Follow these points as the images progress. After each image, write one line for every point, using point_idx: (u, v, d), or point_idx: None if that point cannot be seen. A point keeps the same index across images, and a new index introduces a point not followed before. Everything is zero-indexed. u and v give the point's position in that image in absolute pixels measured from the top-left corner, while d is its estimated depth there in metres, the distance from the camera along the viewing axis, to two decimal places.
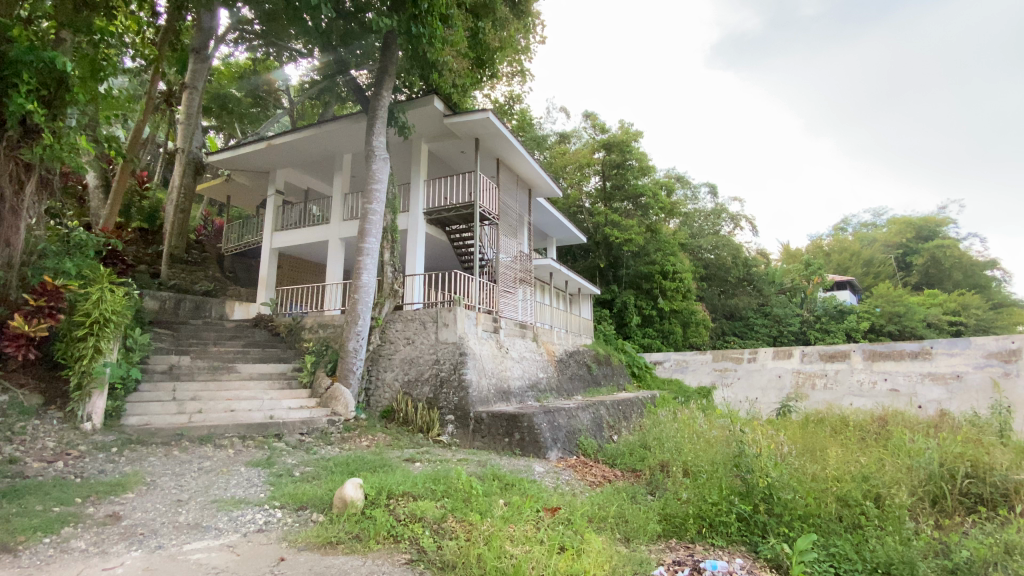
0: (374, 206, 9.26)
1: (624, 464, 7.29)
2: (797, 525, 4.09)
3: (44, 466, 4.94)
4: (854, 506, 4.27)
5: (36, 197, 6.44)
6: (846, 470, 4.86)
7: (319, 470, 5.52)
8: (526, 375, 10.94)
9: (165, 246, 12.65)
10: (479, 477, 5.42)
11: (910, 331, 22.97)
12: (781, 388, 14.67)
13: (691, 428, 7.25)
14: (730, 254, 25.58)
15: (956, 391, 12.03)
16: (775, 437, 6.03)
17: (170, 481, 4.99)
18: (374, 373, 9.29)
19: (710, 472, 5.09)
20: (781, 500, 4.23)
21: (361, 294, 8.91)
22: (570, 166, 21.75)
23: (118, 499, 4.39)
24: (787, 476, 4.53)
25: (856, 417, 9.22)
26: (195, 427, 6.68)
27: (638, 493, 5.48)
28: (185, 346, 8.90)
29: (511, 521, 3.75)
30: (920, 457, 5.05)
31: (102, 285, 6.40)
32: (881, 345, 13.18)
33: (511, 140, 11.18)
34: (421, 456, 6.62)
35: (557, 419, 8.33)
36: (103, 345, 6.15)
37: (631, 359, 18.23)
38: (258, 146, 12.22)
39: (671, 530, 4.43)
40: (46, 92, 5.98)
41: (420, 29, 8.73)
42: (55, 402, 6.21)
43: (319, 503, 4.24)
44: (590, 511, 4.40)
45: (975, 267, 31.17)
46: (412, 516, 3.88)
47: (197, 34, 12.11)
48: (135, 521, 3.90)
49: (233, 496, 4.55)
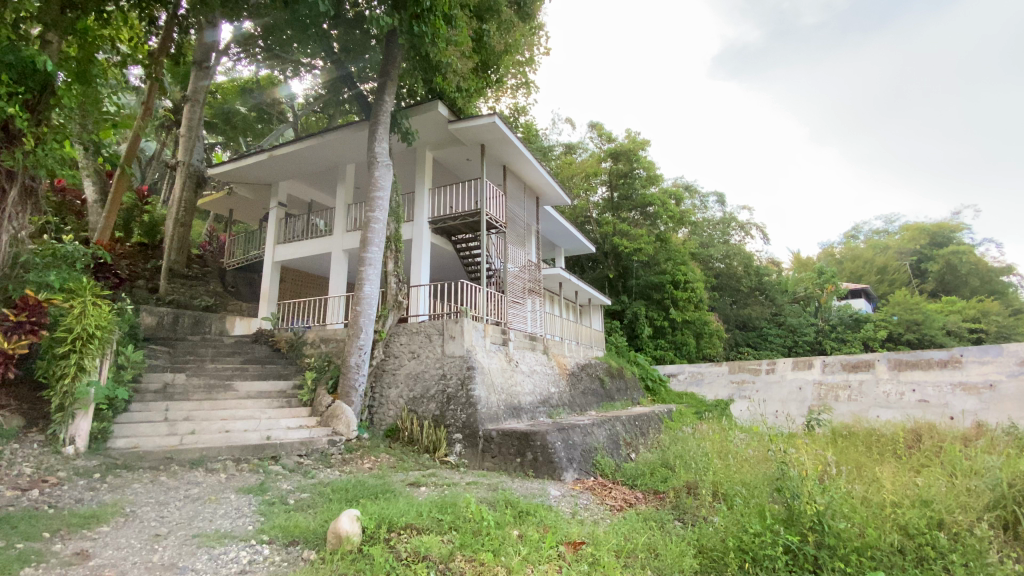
0: (376, 214, 8.87)
1: (646, 485, 6.72)
2: (856, 559, 3.54)
3: (17, 495, 4.49)
4: (918, 537, 3.77)
5: (19, 206, 6.03)
6: (903, 494, 4.37)
7: (316, 497, 5.07)
8: (537, 389, 10.45)
9: (164, 260, 12.32)
10: (490, 503, 4.91)
11: (931, 339, 22.21)
12: (803, 400, 14.04)
13: (719, 446, 6.78)
14: (740, 263, 24.93)
15: (991, 402, 11.36)
16: (821, 454, 5.50)
17: (152, 511, 4.54)
18: (378, 390, 8.85)
19: (750, 497, 4.58)
20: (834, 530, 3.65)
21: (363, 306, 8.49)
22: (578, 176, 21.16)
23: (91, 533, 3.95)
24: (838, 499, 3.96)
25: (886, 429, 8.64)
26: (186, 449, 6.27)
27: (666, 519, 4.98)
28: (181, 363, 8.50)
29: (527, 564, 3.29)
30: (985, 477, 4.51)
31: (86, 297, 6.04)
32: (907, 354, 12.57)
33: (517, 146, 10.83)
34: (427, 479, 6.16)
35: (572, 437, 7.80)
36: (86, 363, 5.73)
37: (645, 372, 17.61)
38: (259, 157, 11.95)
39: (709, 565, 3.95)
40: (30, 97, 5.84)
41: (423, 28, 8.33)
42: (37, 424, 5.83)
43: (312, 538, 3.78)
44: (617, 545, 3.93)
45: (994, 273, 30.31)
46: (415, 555, 3.37)
47: (198, 47, 11.95)
48: (103, 561, 3.45)
49: (217, 530, 4.08)
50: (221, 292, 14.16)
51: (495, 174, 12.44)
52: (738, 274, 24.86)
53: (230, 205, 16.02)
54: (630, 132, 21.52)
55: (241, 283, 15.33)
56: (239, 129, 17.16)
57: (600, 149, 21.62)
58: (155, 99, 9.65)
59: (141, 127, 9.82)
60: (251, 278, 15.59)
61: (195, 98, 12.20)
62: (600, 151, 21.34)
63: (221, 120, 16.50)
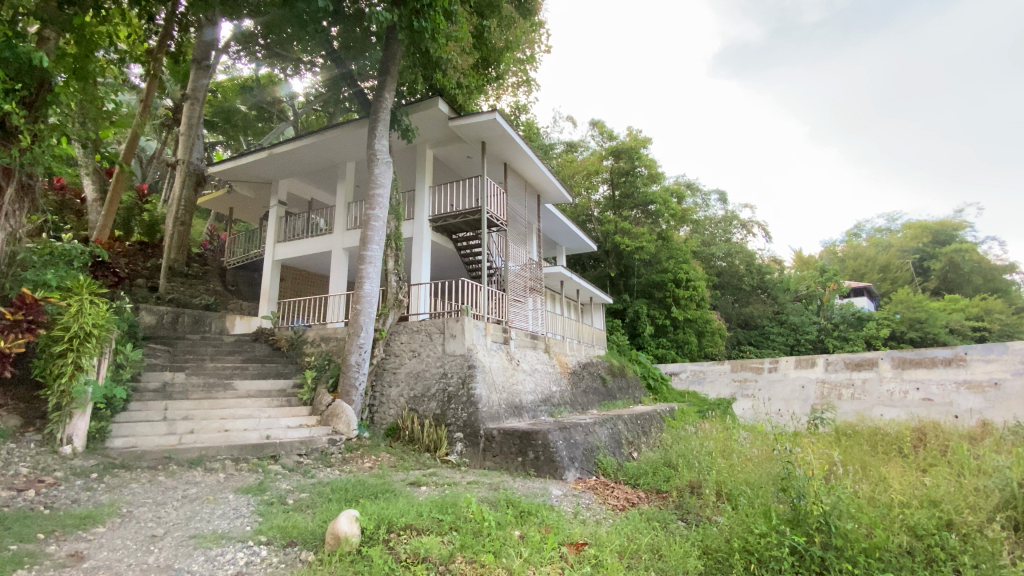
0: (376, 211, 8.80)
1: (648, 484, 6.65)
2: (863, 561, 3.46)
3: (13, 495, 4.44)
4: (926, 538, 3.71)
5: (16, 204, 5.99)
6: (909, 493, 4.30)
7: (315, 497, 5.02)
8: (538, 388, 10.38)
9: (163, 259, 12.26)
10: (491, 503, 4.85)
11: (934, 338, 22.10)
12: (806, 398, 13.96)
13: (721, 445, 6.73)
14: (743, 262, 24.75)
15: (995, 400, 11.27)
16: (827, 454, 5.44)
17: (149, 512, 4.48)
18: (378, 389, 8.80)
19: (754, 496, 4.52)
20: (841, 530, 3.57)
21: (364, 305, 8.43)
22: (579, 174, 20.92)
23: (86, 534, 3.90)
24: (845, 499, 3.90)
25: (890, 428, 8.57)
26: (185, 448, 6.22)
27: (668, 519, 4.93)
28: (180, 362, 8.45)
29: (529, 566, 3.23)
30: (994, 477, 4.44)
31: (83, 295, 6.00)
32: (910, 352, 12.50)
33: (518, 143, 10.73)
34: (427, 479, 6.09)
35: (574, 436, 7.74)
36: (84, 362, 5.68)
37: (647, 371, 17.51)
38: (258, 155, 11.89)
39: (714, 566, 3.89)
40: (27, 93, 5.81)
41: (423, 24, 8.26)
42: (34, 424, 5.79)
43: (310, 539, 3.73)
44: (620, 546, 3.88)
45: (998, 271, 30.14)
46: (415, 556, 3.31)
47: (197, 45, 11.89)
48: (97, 563, 3.40)
49: (215, 530, 4.02)
50: (221, 291, 14.11)
51: (496, 172, 12.37)
52: (740, 272, 24.78)
53: (230, 203, 15.96)
54: (631, 129, 21.49)
55: (241, 282, 15.29)
56: (240, 127, 17.10)
57: (601, 147, 21.68)
58: (153, 97, 9.59)
59: (139, 126, 9.77)
60: (251, 277, 15.55)
61: (194, 96, 12.11)
62: (601, 149, 21.30)
63: (221, 119, 16.42)
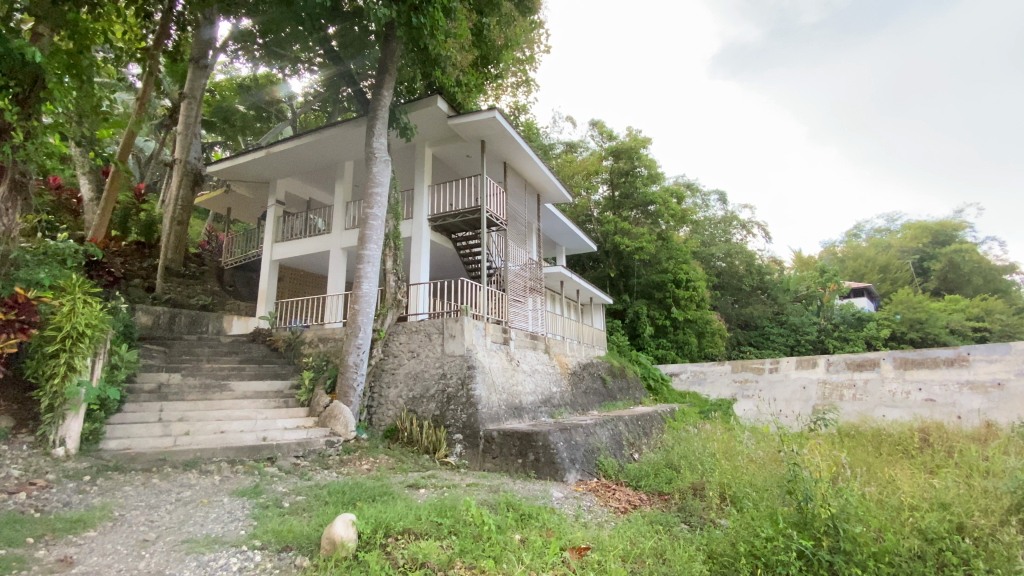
0: (375, 210, 8.71)
1: (649, 486, 6.56)
2: (873, 565, 3.36)
3: (3, 498, 4.35)
4: (936, 542, 3.61)
5: (9, 202, 5.93)
6: (918, 495, 4.21)
7: (311, 500, 4.92)
8: (538, 389, 10.29)
9: (159, 258, 12.14)
10: (491, 506, 4.76)
11: (934, 338, 22.00)
12: (807, 399, 13.88)
13: (724, 446, 6.67)
14: (742, 262, 24.70)
15: (999, 401, 11.19)
16: (833, 455, 5.36)
17: (141, 515, 4.38)
18: (376, 390, 8.70)
19: (760, 498, 4.44)
20: (848, 533, 3.48)
21: (362, 304, 8.33)
22: (579, 175, 20.90)
23: (77, 538, 3.81)
24: (853, 501, 3.81)
25: (893, 429, 8.50)
26: (180, 450, 6.12)
27: (671, 521, 4.85)
28: (176, 363, 8.35)
29: (529, 571, 3.13)
30: (1003, 480, 4.35)
31: (76, 294, 5.92)
32: (912, 352, 12.41)
33: (518, 142, 10.65)
34: (426, 481, 5.99)
35: (575, 437, 7.64)
36: (77, 362, 5.60)
37: (647, 372, 17.39)
38: (257, 155, 11.80)
39: (719, 570, 3.79)
40: (19, 89, 5.76)
41: (421, 20, 8.17)
42: (26, 425, 5.70)
43: (305, 544, 3.64)
44: (622, 549, 3.80)
45: (998, 272, 30.07)
46: (413, 562, 3.22)
47: (196, 44, 11.81)
48: (86, 569, 3.30)
49: (207, 535, 3.93)
50: (218, 291, 14.00)
51: (495, 171, 12.29)
52: (740, 272, 24.71)
53: (228, 203, 15.86)
54: (631, 130, 21.45)
55: (239, 282, 15.18)
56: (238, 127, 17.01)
57: (601, 148, 21.61)
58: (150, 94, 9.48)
59: (136, 124, 9.70)
60: (249, 277, 15.45)
61: (192, 95, 12.01)
62: (601, 149, 21.26)
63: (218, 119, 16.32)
